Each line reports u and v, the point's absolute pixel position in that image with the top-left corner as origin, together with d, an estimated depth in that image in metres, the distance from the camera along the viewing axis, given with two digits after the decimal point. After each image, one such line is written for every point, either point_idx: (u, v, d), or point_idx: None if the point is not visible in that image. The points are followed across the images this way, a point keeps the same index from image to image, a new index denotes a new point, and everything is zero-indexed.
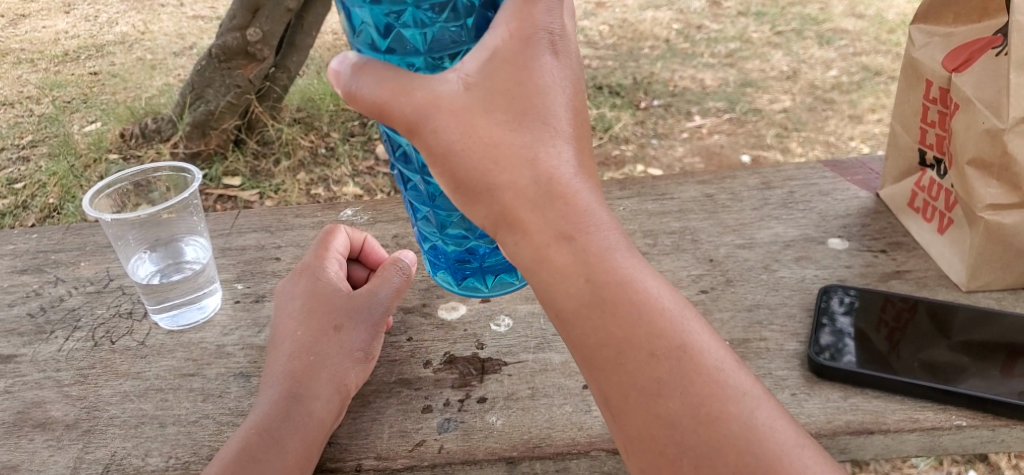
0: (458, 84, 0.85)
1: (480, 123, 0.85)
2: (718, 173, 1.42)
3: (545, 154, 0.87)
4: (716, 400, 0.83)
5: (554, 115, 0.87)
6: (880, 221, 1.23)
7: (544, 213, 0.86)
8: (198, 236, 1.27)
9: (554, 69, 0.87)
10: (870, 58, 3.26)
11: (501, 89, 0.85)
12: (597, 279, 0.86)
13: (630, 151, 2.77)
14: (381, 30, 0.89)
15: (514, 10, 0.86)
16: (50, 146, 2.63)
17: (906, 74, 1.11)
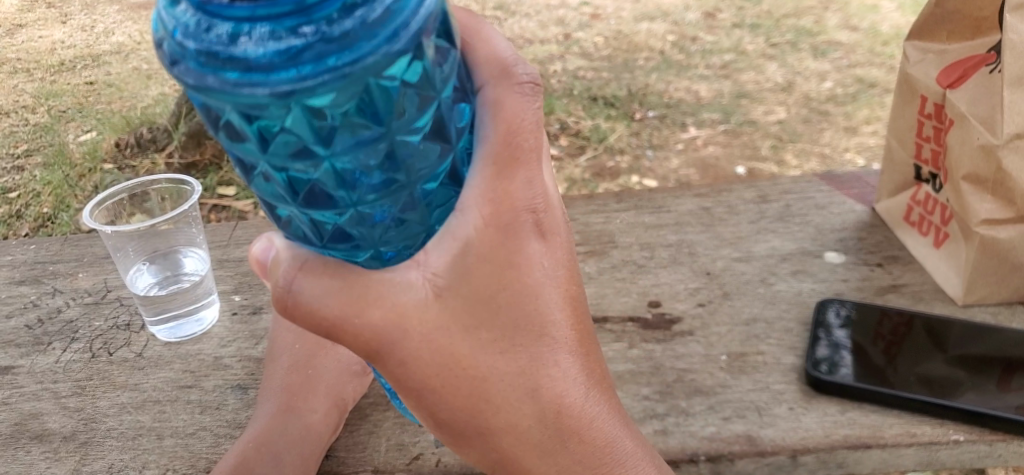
0: (428, 296, 0.71)
1: (462, 348, 0.73)
2: (714, 186, 1.43)
3: (547, 374, 0.78)
4: None
5: (550, 326, 0.77)
6: (876, 235, 1.23)
7: (547, 437, 0.79)
8: (197, 248, 1.28)
9: (543, 253, 0.75)
10: (865, 70, 3.28)
11: (481, 301, 0.73)
12: None
13: (626, 162, 2.78)
14: (313, 221, 0.68)
15: (484, 183, 0.70)
16: (45, 156, 2.62)
17: (901, 90, 1.12)
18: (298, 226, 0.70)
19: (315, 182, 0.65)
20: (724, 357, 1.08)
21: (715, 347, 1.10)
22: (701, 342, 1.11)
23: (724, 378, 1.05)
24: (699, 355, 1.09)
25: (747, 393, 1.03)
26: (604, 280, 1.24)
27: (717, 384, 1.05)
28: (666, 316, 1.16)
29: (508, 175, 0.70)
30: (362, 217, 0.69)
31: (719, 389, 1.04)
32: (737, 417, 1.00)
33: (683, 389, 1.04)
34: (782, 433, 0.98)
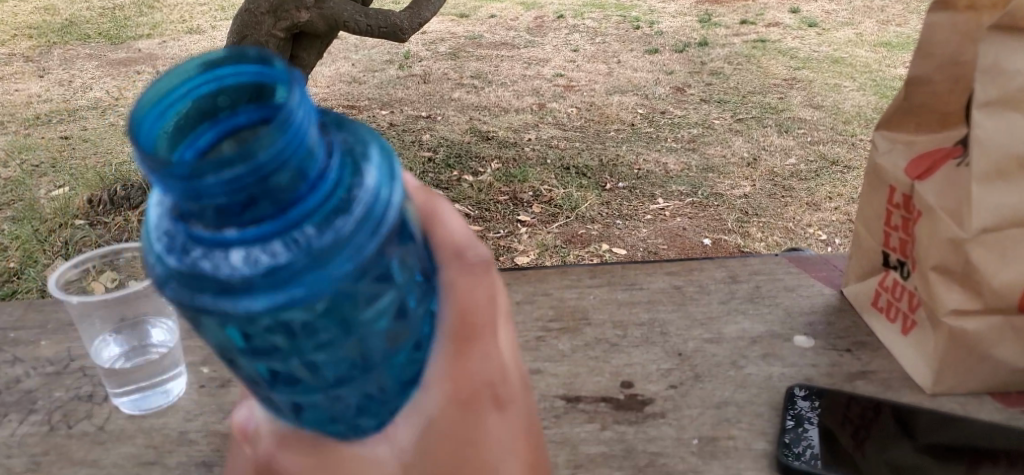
0: (405, 414, 0.67)
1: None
2: (685, 263, 1.45)
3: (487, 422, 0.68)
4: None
5: (499, 463, 0.69)
6: (844, 320, 1.26)
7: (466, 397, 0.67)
8: (165, 318, 1.29)
9: (506, 420, 0.69)
10: (828, 147, 3.37)
11: (431, 458, 0.68)
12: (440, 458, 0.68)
13: (597, 230, 2.80)
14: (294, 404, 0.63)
15: (449, 355, 0.67)
16: (16, 210, 2.72)
17: (869, 178, 1.16)
18: (283, 409, 0.65)
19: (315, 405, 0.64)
20: (695, 441, 1.08)
21: (686, 431, 1.10)
22: (673, 424, 1.11)
23: (696, 463, 1.05)
24: (671, 439, 1.09)
25: None
26: (578, 359, 1.24)
27: (689, 469, 1.05)
28: (638, 397, 1.16)
29: (469, 341, 0.66)
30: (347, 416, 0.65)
31: None
32: None
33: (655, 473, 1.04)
34: None
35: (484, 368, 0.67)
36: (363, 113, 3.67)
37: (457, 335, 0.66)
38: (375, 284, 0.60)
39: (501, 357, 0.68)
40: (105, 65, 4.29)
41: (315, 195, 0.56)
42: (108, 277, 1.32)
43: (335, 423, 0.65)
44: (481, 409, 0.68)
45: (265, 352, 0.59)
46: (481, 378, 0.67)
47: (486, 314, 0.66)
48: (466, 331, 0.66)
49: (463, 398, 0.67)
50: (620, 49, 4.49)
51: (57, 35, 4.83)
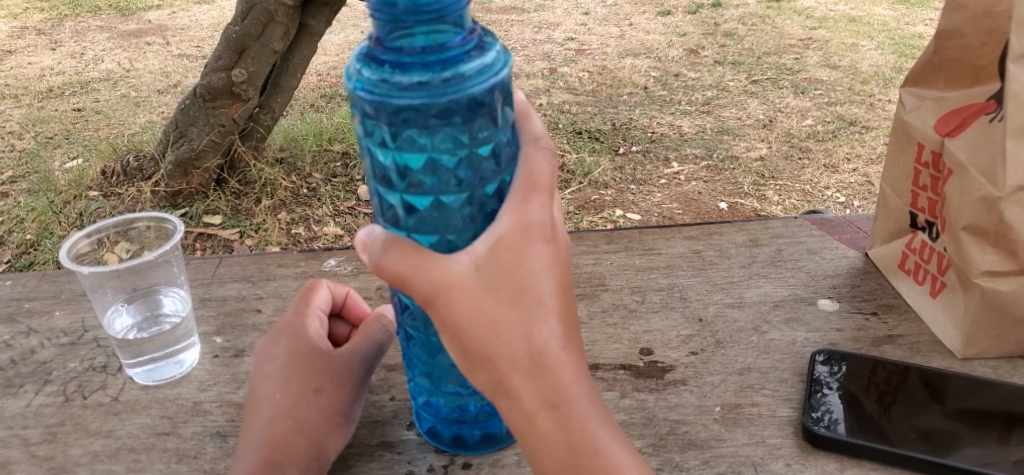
0: (462, 259, 0.87)
1: (482, 301, 0.86)
2: (705, 227, 1.41)
3: (537, 249, 0.87)
4: (524, 301, 0.87)
5: (546, 295, 0.88)
6: (869, 283, 1.23)
7: (529, 233, 0.87)
8: (178, 288, 1.26)
9: (551, 256, 0.88)
10: (845, 108, 3.30)
11: (497, 269, 0.86)
12: (502, 270, 0.86)
13: (610, 196, 2.76)
14: (405, 208, 0.90)
15: (515, 198, 0.88)
16: (30, 183, 2.71)
17: (896, 136, 1.14)
18: (398, 219, 0.91)
19: (422, 214, 0.90)
20: (718, 409, 1.06)
21: (709, 398, 1.08)
22: (695, 391, 1.09)
23: (718, 430, 1.03)
24: (693, 406, 1.07)
25: (742, 447, 1.01)
26: (596, 325, 1.21)
27: (712, 436, 1.02)
28: (658, 364, 1.13)
29: (534, 192, 0.88)
30: (440, 228, 0.90)
31: (714, 442, 1.02)
32: (732, 472, 0.98)
33: (676, 442, 1.02)
34: None
35: (542, 207, 0.89)
36: None
37: (526, 186, 0.88)
38: (483, 125, 0.87)
39: (552, 212, 0.90)
40: (115, 36, 4.26)
41: (456, 45, 0.83)
42: (122, 248, 1.31)
43: (428, 235, 0.91)
44: (535, 238, 0.87)
45: (402, 151, 0.86)
46: (539, 215, 0.88)
47: (549, 177, 0.90)
48: (534, 179, 0.89)
49: (526, 224, 0.87)
50: (632, 10, 4.41)
51: (66, 6, 4.78)
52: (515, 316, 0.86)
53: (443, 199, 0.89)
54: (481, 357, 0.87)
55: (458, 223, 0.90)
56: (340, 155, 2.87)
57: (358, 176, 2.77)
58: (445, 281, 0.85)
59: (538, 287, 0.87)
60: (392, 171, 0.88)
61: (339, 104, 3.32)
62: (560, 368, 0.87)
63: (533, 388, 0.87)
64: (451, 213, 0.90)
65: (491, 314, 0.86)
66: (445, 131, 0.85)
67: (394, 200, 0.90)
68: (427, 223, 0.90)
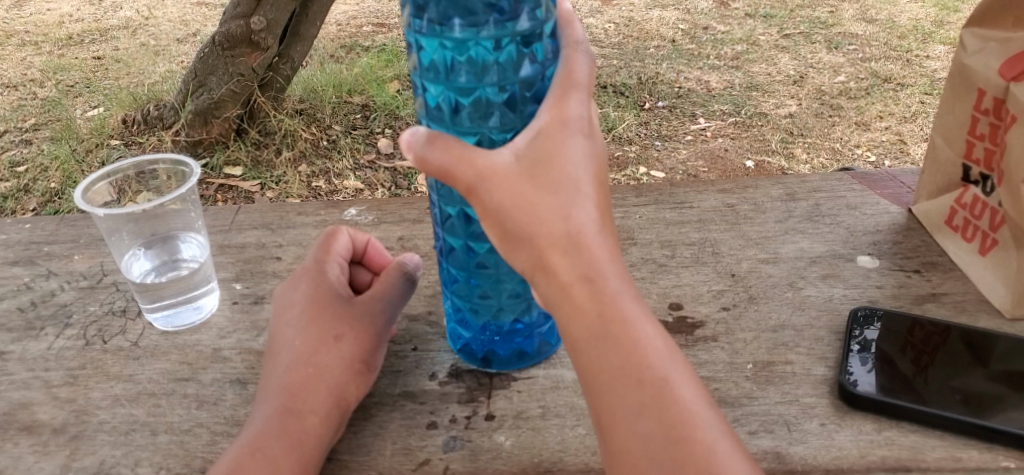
0: (503, 152, 0.88)
1: (521, 186, 0.87)
2: (739, 180, 1.36)
3: (574, 139, 0.89)
4: (562, 187, 0.88)
5: (583, 181, 0.89)
6: (912, 240, 1.18)
7: (567, 123, 0.89)
8: (196, 234, 1.24)
9: (588, 147, 0.90)
10: (879, 64, 3.21)
11: (536, 157, 0.88)
12: (541, 157, 0.88)
13: (634, 152, 2.71)
14: (450, 105, 0.92)
15: (554, 94, 0.89)
16: (52, 130, 2.69)
17: (954, 82, 1.09)
18: (442, 115, 0.93)
19: (465, 111, 0.92)
20: (751, 366, 1.02)
21: (741, 354, 1.04)
22: (726, 348, 1.05)
23: (751, 388, 0.99)
24: (723, 363, 1.03)
25: (775, 406, 0.97)
26: None
27: (743, 394, 0.99)
28: (688, 320, 1.10)
29: (574, 88, 0.89)
30: (482, 125, 0.92)
31: (746, 400, 0.98)
32: (765, 431, 0.95)
33: None
34: (814, 450, 0.92)
35: (582, 102, 0.90)
36: (394, 30, 3.55)
37: (565, 83, 0.89)
38: (526, 19, 0.88)
39: (591, 108, 0.91)
40: None
41: None
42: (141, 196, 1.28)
43: (471, 134, 0.93)
44: (572, 129, 0.89)
45: (448, 43, 0.88)
46: (577, 111, 0.89)
47: (589, 77, 0.91)
48: (572, 74, 0.89)
49: (564, 117, 0.89)
50: None
51: None
52: (552, 200, 0.87)
53: (487, 96, 0.90)
54: (521, 237, 0.88)
55: (498, 122, 0.92)
56: (361, 107, 2.84)
57: (379, 128, 2.73)
58: (487, 167, 0.87)
59: (576, 171, 0.88)
60: (438, 64, 0.90)
61: (360, 55, 3.27)
62: (596, 250, 0.88)
63: (570, 270, 0.87)
64: (494, 110, 0.91)
65: (529, 198, 0.87)
66: (489, 22, 0.87)
67: (440, 96, 0.92)
68: (469, 120, 0.92)
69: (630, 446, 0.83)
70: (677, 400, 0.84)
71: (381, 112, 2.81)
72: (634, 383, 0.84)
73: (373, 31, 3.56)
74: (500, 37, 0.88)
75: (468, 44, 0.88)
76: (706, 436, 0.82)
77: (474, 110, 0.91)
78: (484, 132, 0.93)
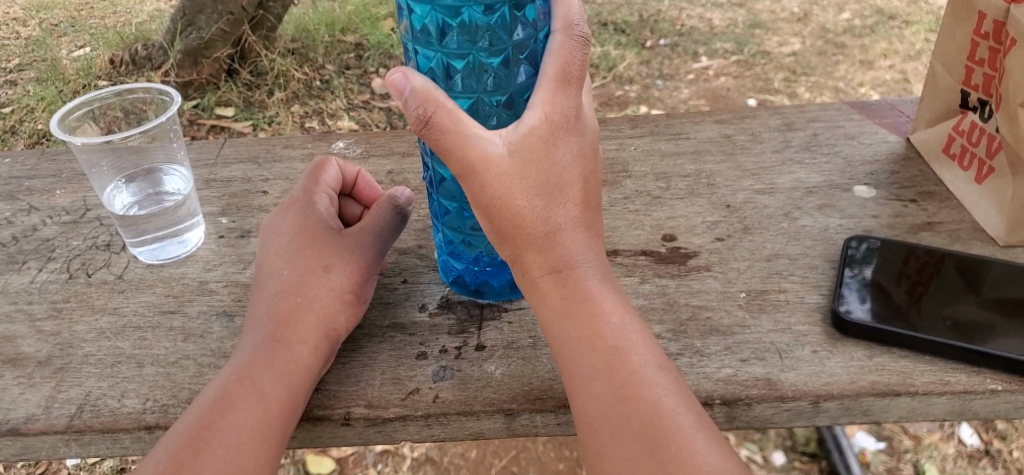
0: (497, 146, 0.87)
1: (510, 186, 0.88)
2: (735, 112, 1.34)
3: (564, 140, 0.89)
4: (548, 187, 0.89)
5: (568, 181, 0.90)
6: (910, 169, 1.16)
7: (559, 124, 0.89)
8: (179, 166, 1.21)
9: (576, 147, 0.90)
10: (884, 2, 3.15)
11: (528, 156, 0.88)
12: (531, 158, 0.88)
13: (635, 92, 2.67)
14: (437, 29, 0.89)
15: (547, 91, 0.89)
16: (37, 71, 2.63)
17: (954, 6, 1.06)
18: (429, 42, 0.90)
19: (453, 33, 0.88)
20: (743, 295, 1.01)
21: (734, 284, 1.03)
22: (719, 277, 1.04)
23: (743, 317, 0.99)
24: (716, 292, 1.02)
25: (767, 333, 0.96)
26: (617, 212, 1.16)
27: (735, 323, 0.98)
28: (681, 250, 1.08)
29: (565, 86, 0.89)
30: (472, 50, 0.89)
31: (738, 328, 0.97)
32: (756, 359, 0.94)
33: (698, 328, 0.98)
34: (805, 377, 0.92)
35: (572, 100, 0.90)
36: None
37: (559, 78, 0.89)
38: None
39: (581, 103, 0.91)
40: None
41: None
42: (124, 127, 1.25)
43: (459, 57, 0.90)
44: (563, 130, 0.89)
45: None
46: (567, 109, 0.89)
47: (581, 70, 0.89)
48: (567, 70, 0.88)
49: (555, 118, 0.89)
50: None
51: None
52: (537, 198, 0.89)
53: (478, 16, 0.87)
54: (505, 233, 0.90)
55: (488, 43, 0.89)
56: (354, 46, 2.78)
57: (373, 67, 2.69)
58: (482, 159, 0.86)
59: (564, 174, 0.90)
60: None
61: None
62: (571, 242, 0.90)
63: (547, 267, 0.90)
64: (483, 32, 0.88)
65: (516, 196, 0.88)
66: None
67: (427, 20, 0.88)
68: (458, 43, 0.89)
69: (587, 407, 0.85)
70: (629, 362, 0.86)
71: (375, 51, 2.76)
72: (589, 344, 0.87)
73: None
74: None
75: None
76: (654, 392, 0.85)
77: (463, 31, 0.88)
78: (474, 56, 0.90)
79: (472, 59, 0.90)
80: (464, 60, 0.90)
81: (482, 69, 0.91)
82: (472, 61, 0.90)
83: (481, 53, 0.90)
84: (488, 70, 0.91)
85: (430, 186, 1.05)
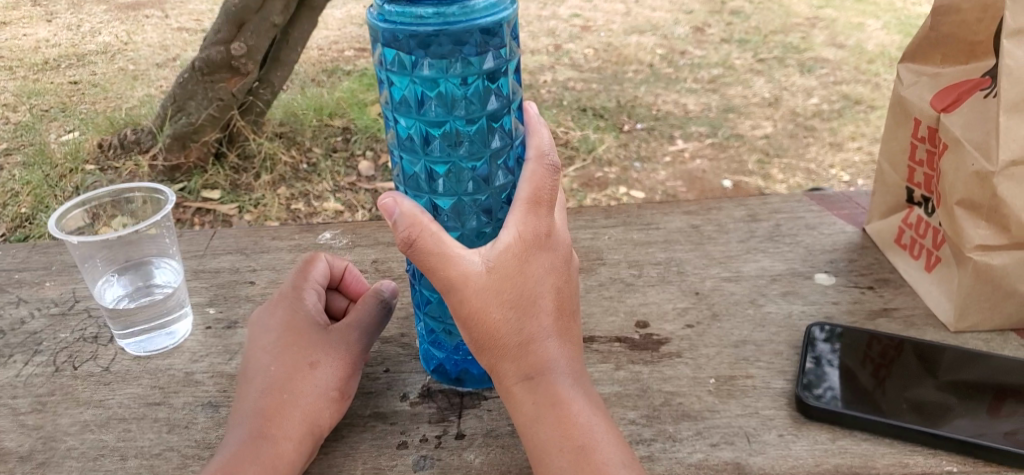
0: (475, 263, 0.94)
1: (486, 300, 0.94)
2: (703, 203, 1.41)
3: (537, 257, 0.96)
4: (522, 300, 0.95)
5: (541, 295, 0.96)
6: (867, 258, 1.23)
7: (531, 243, 0.95)
8: (169, 259, 1.26)
9: (548, 263, 0.97)
10: (851, 87, 3.29)
11: (503, 273, 0.95)
12: (506, 274, 0.95)
13: (614, 173, 2.76)
14: (421, 138, 0.99)
15: (520, 212, 0.96)
16: (25, 155, 2.67)
17: (895, 112, 1.14)
18: (415, 149, 1.00)
19: (437, 141, 0.99)
20: (713, 381, 1.06)
21: (703, 370, 1.08)
22: (690, 363, 1.09)
23: (713, 402, 1.03)
24: (687, 378, 1.07)
25: (735, 419, 1.01)
26: (592, 298, 1.21)
27: (706, 408, 1.02)
28: (653, 337, 1.13)
29: (537, 207, 0.96)
30: (453, 157, 0.99)
31: (707, 414, 1.02)
32: (726, 443, 0.98)
33: (671, 413, 1.02)
34: (772, 461, 0.96)
35: (544, 219, 0.96)
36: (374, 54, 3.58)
37: (531, 200, 0.96)
38: (493, 59, 0.95)
39: (554, 222, 0.98)
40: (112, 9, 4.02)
41: None
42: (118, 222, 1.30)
43: (442, 163, 1.00)
44: (536, 248, 0.96)
45: (418, 78, 0.95)
46: (540, 229, 0.96)
47: (552, 191, 0.96)
48: (538, 193, 0.95)
49: (528, 237, 0.95)
50: None
51: None
52: (512, 311, 0.95)
53: (459, 127, 0.98)
54: (481, 343, 0.96)
55: (468, 151, 0.99)
56: (341, 130, 2.86)
57: (359, 150, 2.76)
58: (461, 278, 0.93)
59: (538, 289, 0.96)
60: (410, 100, 0.97)
61: (341, 79, 3.30)
62: (543, 351, 0.96)
63: (521, 374, 0.96)
64: (463, 141, 0.99)
65: (492, 310, 0.94)
66: (457, 59, 0.94)
67: (413, 129, 0.99)
68: (441, 150, 0.99)
69: None
70: (593, 462, 0.91)
71: (361, 135, 2.84)
72: (563, 436, 0.93)
73: (354, 55, 3.58)
74: (467, 73, 0.95)
75: (438, 81, 0.95)
76: None
77: (445, 140, 0.98)
78: (455, 162, 1.00)
79: (453, 164, 1.00)
80: (447, 165, 1.00)
81: (463, 173, 1.00)
82: (454, 166, 1.00)
83: (461, 159, 0.99)
84: (468, 175, 1.01)
85: (411, 276, 1.11)
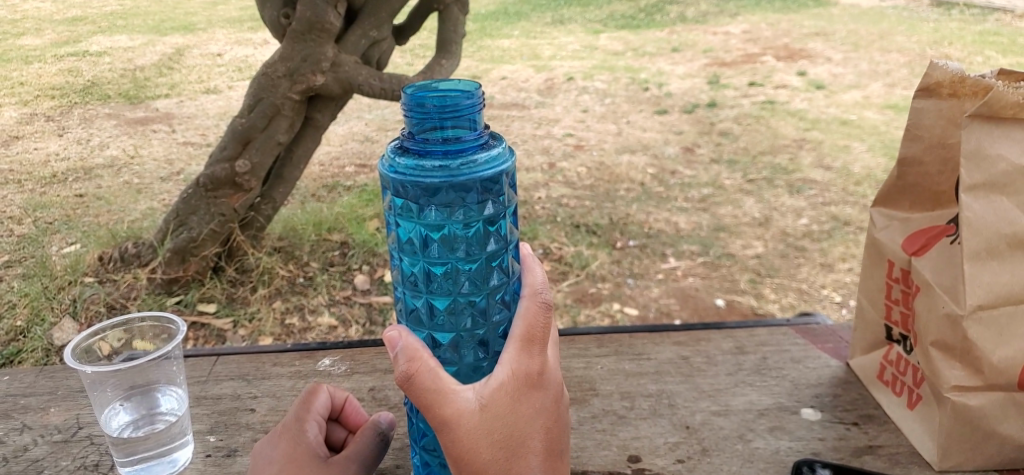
0: (469, 399, 0.98)
1: (477, 437, 0.97)
2: (692, 333, 1.45)
3: (528, 395, 0.99)
4: (512, 438, 0.98)
5: (531, 435, 0.99)
6: (851, 393, 1.27)
7: (523, 381, 0.99)
8: (176, 387, 1.28)
9: (539, 402, 1.00)
10: (839, 208, 3.39)
11: (495, 410, 0.98)
12: (498, 411, 0.98)
13: (607, 289, 2.81)
14: (424, 275, 1.04)
15: (513, 350, 1.00)
16: (26, 268, 2.71)
17: (869, 253, 1.21)
18: (418, 285, 1.05)
19: (439, 277, 1.04)
20: None
21: None
22: None
23: None
24: None
25: None
26: (585, 431, 1.23)
27: None
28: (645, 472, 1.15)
29: (529, 345, 1.00)
30: (454, 293, 1.04)
31: None
32: None
33: None
34: None
35: (536, 357, 1.00)
36: (373, 171, 3.67)
37: (525, 337, 1.00)
38: (493, 205, 1.01)
39: (546, 360, 1.02)
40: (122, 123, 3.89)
41: (472, 140, 0.98)
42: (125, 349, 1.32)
43: (443, 298, 1.04)
44: (527, 386, 0.99)
45: (423, 222, 1.01)
46: (532, 367, 1.00)
47: (544, 329, 1.01)
48: (531, 331, 1.00)
49: (519, 375, 0.99)
50: (630, 109, 4.50)
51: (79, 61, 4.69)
52: (502, 449, 0.97)
53: (460, 265, 1.03)
54: None
55: (468, 287, 1.04)
56: (339, 245, 2.91)
57: (356, 265, 2.81)
58: (454, 415, 0.96)
59: (528, 428, 0.99)
60: (415, 240, 1.03)
61: (341, 195, 3.38)
62: None
63: None
64: (464, 279, 1.04)
65: (483, 448, 0.97)
66: (460, 206, 0.99)
67: (418, 267, 1.04)
68: (442, 286, 1.04)
69: None
70: None
71: (359, 249, 2.88)
72: None
73: (354, 171, 3.68)
74: (469, 218, 1.00)
75: (442, 226, 1.01)
76: None
77: (446, 276, 1.04)
78: (456, 297, 1.04)
79: (454, 299, 1.04)
80: (448, 300, 1.04)
81: (462, 308, 1.05)
82: (454, 301, 1.05)
83: (461, 295, 1.04)
84: (467, 310, 1.05)
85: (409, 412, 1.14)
